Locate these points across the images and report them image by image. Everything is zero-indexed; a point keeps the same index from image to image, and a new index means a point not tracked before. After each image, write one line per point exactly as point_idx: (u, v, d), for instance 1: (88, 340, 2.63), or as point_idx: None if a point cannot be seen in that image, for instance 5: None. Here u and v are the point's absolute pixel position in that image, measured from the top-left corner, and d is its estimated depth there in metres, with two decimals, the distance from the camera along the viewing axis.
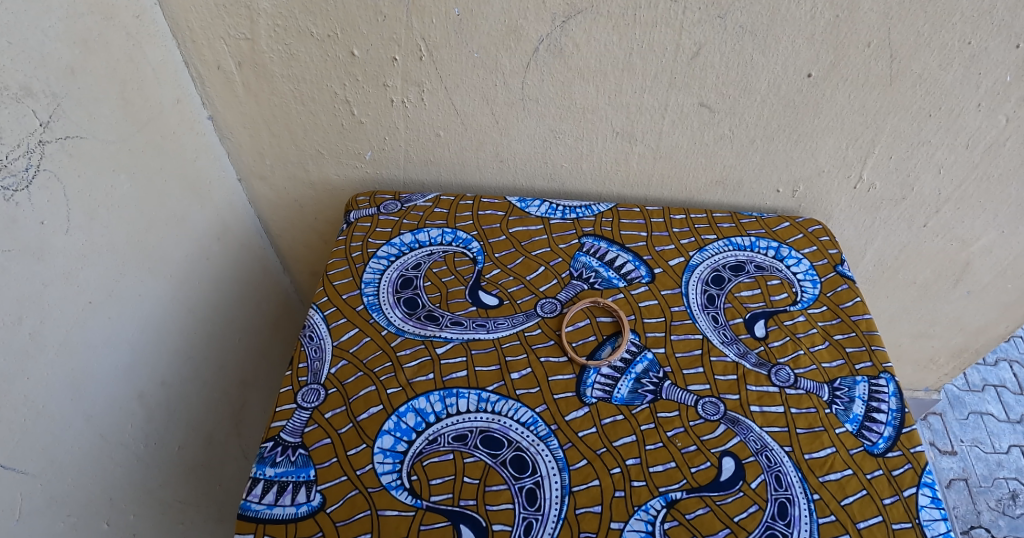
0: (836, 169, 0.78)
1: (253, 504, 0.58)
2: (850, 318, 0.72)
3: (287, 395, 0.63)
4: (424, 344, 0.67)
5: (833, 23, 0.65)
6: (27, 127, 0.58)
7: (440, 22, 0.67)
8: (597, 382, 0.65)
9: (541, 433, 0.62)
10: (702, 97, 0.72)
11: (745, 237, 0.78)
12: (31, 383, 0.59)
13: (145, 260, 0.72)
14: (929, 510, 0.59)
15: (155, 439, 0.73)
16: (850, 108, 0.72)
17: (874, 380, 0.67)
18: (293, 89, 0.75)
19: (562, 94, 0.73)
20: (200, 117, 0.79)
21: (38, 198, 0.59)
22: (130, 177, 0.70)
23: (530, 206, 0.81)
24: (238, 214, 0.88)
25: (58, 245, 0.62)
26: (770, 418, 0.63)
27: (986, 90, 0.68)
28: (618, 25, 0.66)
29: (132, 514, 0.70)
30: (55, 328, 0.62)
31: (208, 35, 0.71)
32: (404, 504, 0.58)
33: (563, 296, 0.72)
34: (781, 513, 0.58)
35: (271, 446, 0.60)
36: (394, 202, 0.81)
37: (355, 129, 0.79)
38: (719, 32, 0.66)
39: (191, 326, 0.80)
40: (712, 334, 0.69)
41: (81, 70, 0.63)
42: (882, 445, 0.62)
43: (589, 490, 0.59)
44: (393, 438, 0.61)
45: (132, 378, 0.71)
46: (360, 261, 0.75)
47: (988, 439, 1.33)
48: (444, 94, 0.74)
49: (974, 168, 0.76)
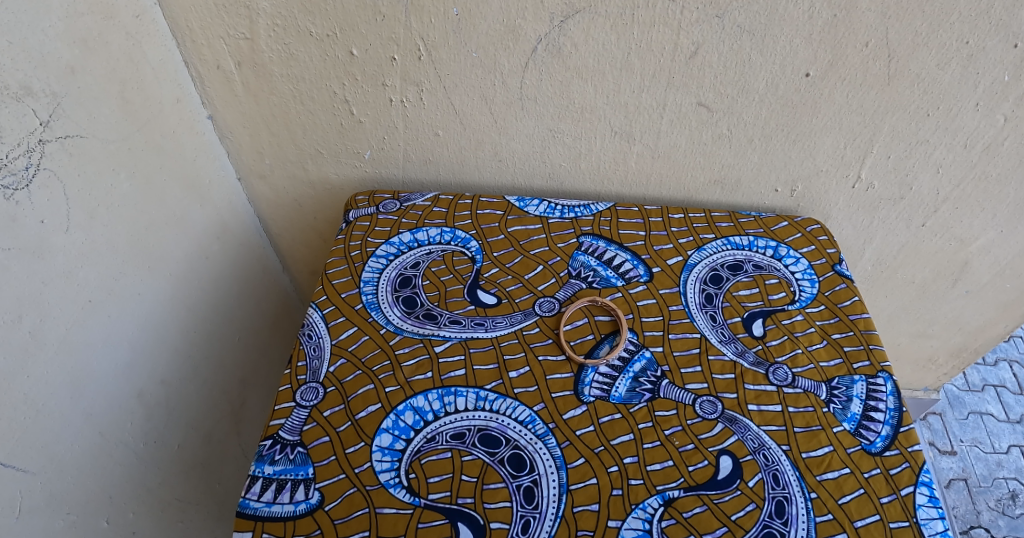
0: (834, 169, 0.78)
1: (252, 502, 0.58)
2: (848, 318, 0.72)
3: (285, 393, 0.64)
4: (423, 342, 0.67)
5: (830, 23, 0.65)
6: (27, 126, 0.58)
7: (438, 22, 0.68)
8: (595, 380, 0.65)
9: (539, 431, 0.62)
10: (701, 96, 0.72)
11: (743, 236, 0.78)
12: (31, 381, 0.60)
13: (145, 259, 0.73)
14: (927, 509, 0.59)
15: (155, 437, 0.74)
16: (848, 107, 0.72)
17: (872, 379, 0.67)
18: (292, 89, 0.75)
19: (561, 94, 0.73)
20: (199, 117, 0.79)
21: (38, 197, 0.60)
22: (130, 176, 0.70)
23: (529, 205, 0.81)
24: (237, 213, 0.88)
25: (58, 244, 0.62)
26: (767, 417, 0.63)
27: (984, 90, 0.69)
28: (617, 25, 0.66)
29: (131, 512, 0.70)
30: (54, 326, 0.62)
31: (208, 35, 0.71)
32: (402, 502, 0.58)
33: (561, 295, 0.72)
34: (778, 512, 0.58)
35: (270, 444, 0.61)
36: (393, 201, 0.81)
37: (354, 128, 0.79)
38: (717, 32, 0.66)
39: (190, 325, 0.80)
40: (710, 333, 0.69)
41: (81, 69, 0.63)
42: (880, 444, 0.62)
43: (587, 488, 0.59)
44: (392, 436, 0.61)
45: (131, 376, 0.71)
46: (359, 260, 0.75)
47: (987, 439, 1.33)
48: (442, 94, 0.74)
49: (972, 167, 0.76)
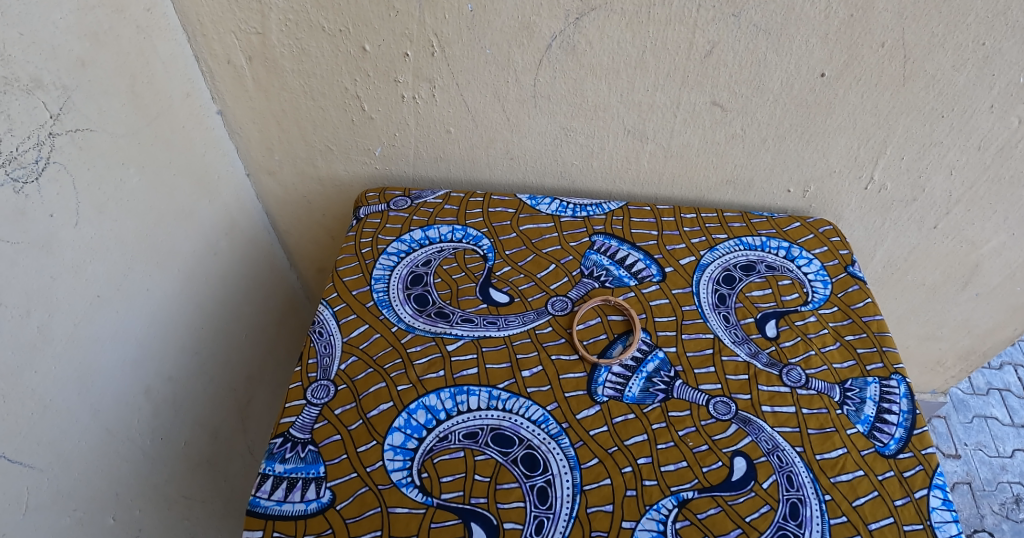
0: (847, 170, 0.78)
1: (262, 500, 0.57)
2: (861, 319, 0.71)
3: (296, 391, 0.63)
4: (435, 341, 0.67)
5: (847, 22, 0.64)
6: (37, 119, 0.57)
7: (452, 18, 0.67)
8: (608, 380, 0.65)
9: (552, 431, 0.61)
10: (715, 95, 0.71)
11: (756, 237, 0.78)
12: (39, 376, 0.59)
13: (153, 255, 0.72)
14: (941, 512, 0.58)
15: (162, 434, 0.73)
16: (862, 107, 0.71)
17: (886, 381, 0.67)
18: (303, 84, 0.75)
19: (574, 92, 0.72)
20: (209, 111, 0.79)
21: (48, 191, 0.59)
22: (139, 171, 0.70)
23: (540, 203, 0.81)
24: (245, 210, 0.88)
25: (68, 238, 0.61)
26: (781, 418, 0.63)
27: (999, 92, 0.68)
28: (632, 23, 0.66)
29: (137, 509, 0.70)
30: (64, 321, 0.61)
31: (219, 29, 0.71)
32: (414, 502, 0.57)
33: (574, 294, 0.71)
34: (793, 514, 0.58)
35: (280, 442, 0.60)
36: (404, 198, 0.81)
37: (365, 125, 0.79)
38: (732, 31, 0.66)
39: (198, 322, 0.79)
40: (723, 334, 0.69)
41: (92, 62, 0.63)
42: (894, 446, 0.62)
43: (600, 488, 0.58)
44: (404, 435, 0.61)
45: (139, 372, 0.70)
46: (370, 257, 0.74)
47: (991, 444, 1.33)
48: (455, 91, 0.74)
49: (985, 169, 0.75)
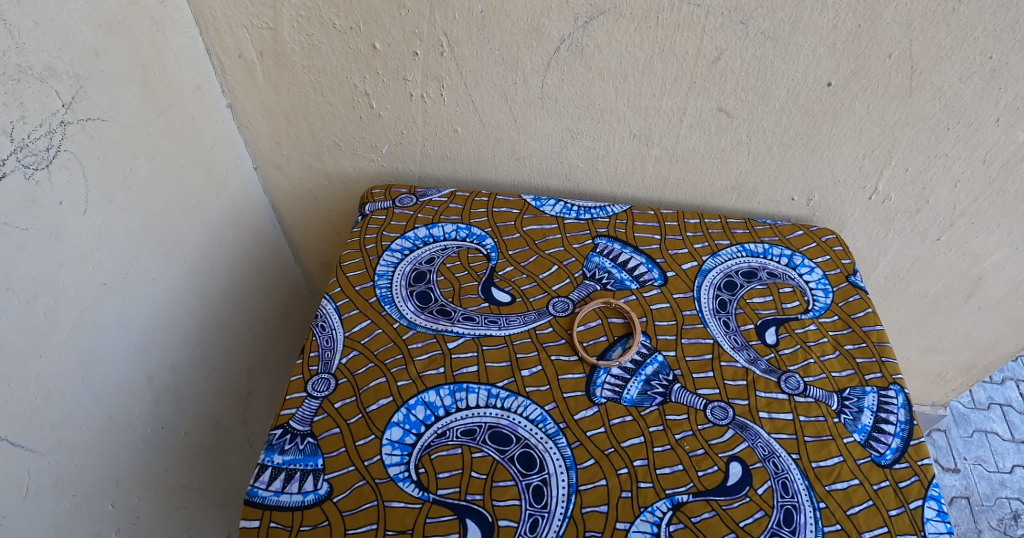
0: (852, 180, 0.78)
1: (260, 490, 0.58)
2: (861, 328, 0.72)
3: (297, 384, 0.64)
4: (436, 338, 0.67)
5: (854, 33, 0.65)
6: (50, 107, 0.58)
7: (463, 18, 0.68)
8: (607, 382, 0.65)
9: (550, 430, 0.62)
10: (721, 102, 0.72)
11: (759, 244, 0.78)
12: (43, 361, 0.60)
13: (159, 244, 0.73)
14: (934, 523, 0.58)
15: (164, 423, 0.74)
16: (869, 117, 0.71)
17: (884, 392, 0.67)
18: (313, 80, 0.75)
19: (581, 95, 0.73)
20: (218, 104, 0.79)
21: (58, 178, 0.60)
22: (148, 161, 0.70)
23: (545, 205, 0.81)
24: (252, 203, 0.89)
25: (76, 225, 0.62)
26: (778, 425, 0.63)
27: (1005, 106, 0.68)
28: (640, 27, 0.66)
29: (136, 496, 0.70)
30: (69, 308, 0.62)
31: (231, 23, 0.72)
32: (410, 497, 0.58)
33: (576, 295, 0.72)
34: (786, 520, 0.58)
35: (280, 434, 0.61)
36: (409, 195, 0.82)
37: (374, 122, 0.79)
38: (740, 38, 0.66)
39: (202, 313, 0.80)
40: (723, 339, 0.69)
41: (105, 52, 0.63)
42: (890, 456, 0.62)
43: (596, 489, 0.59)
44: (402, 430, 0.61)
45: (142, 360, 0.71)
46: (374, 253, 0.75)
47: (991, 459, 1.32)
48: (463, 91, 0.74)
49: (990, 183, 0.76)
